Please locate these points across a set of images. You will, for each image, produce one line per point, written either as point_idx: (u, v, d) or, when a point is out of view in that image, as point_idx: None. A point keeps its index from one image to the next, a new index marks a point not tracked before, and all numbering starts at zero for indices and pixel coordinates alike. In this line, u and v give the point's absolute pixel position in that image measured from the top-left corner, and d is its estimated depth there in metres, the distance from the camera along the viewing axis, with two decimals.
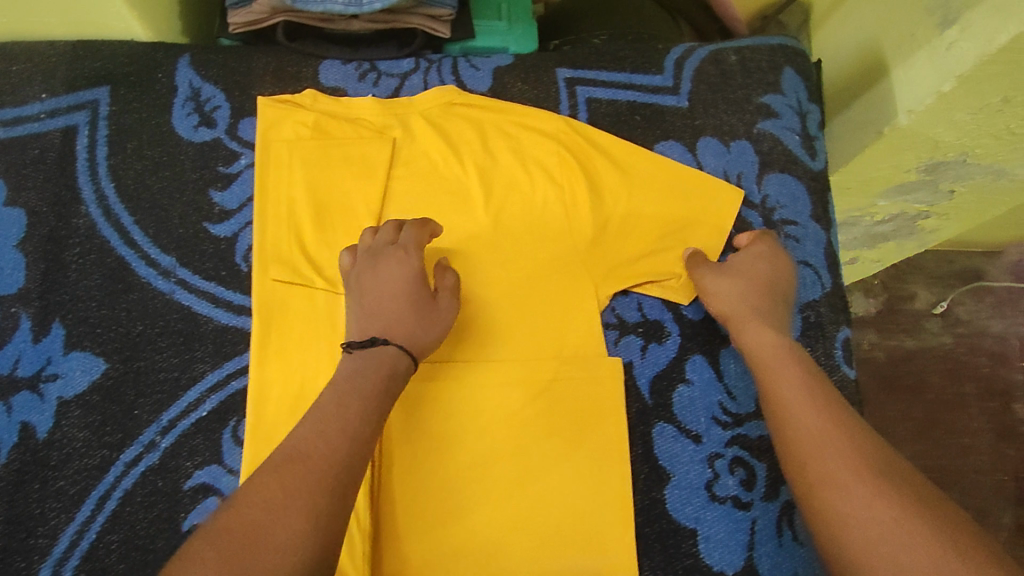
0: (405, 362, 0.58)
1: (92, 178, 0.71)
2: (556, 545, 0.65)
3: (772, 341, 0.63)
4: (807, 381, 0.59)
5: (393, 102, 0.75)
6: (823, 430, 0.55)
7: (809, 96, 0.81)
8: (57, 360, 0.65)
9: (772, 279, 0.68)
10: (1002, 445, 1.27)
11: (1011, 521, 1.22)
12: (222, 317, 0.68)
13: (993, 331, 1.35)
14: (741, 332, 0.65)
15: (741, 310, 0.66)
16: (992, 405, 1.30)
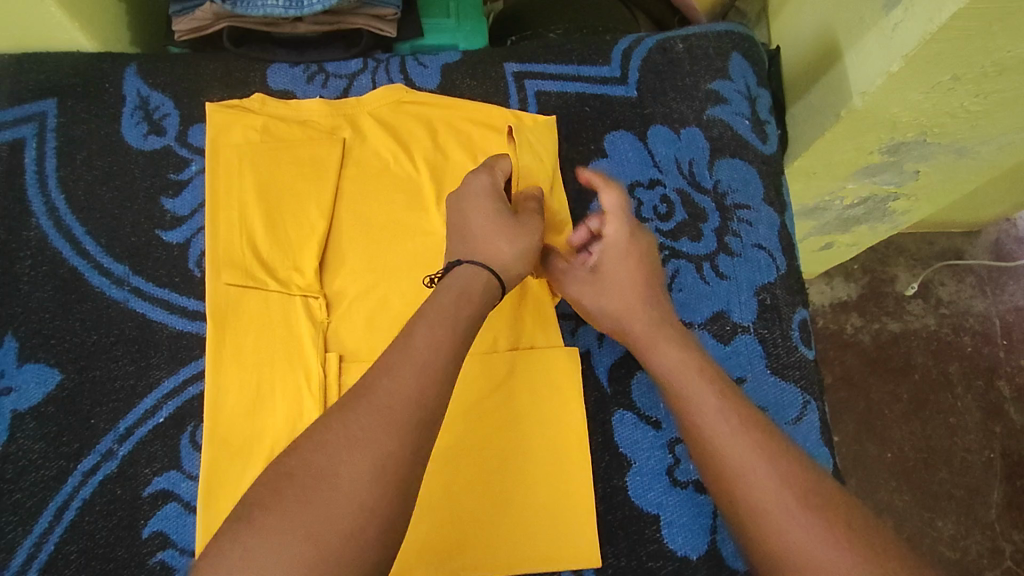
0: (481, 281, 0.57)
1: (42, 191, 0.71)
2: (533, 535, 0.63)
3: (683, 359, 0.60)
4: (734, 400, 0.56)
5: (341, 102, 0.75)
6: (757, 457, 0.52)
7: (757, 81, 0.82)
8: (11, 373, 0.65)
9: (646, 279, 0.65)
10: (989, 423, 1.28)
11: (1000, 498, 1.23)
12: (177, 323, 0.68)
13: (975, 311, 1.36)
14: (655, 353, 0.62)
15: (646, 330, 0.63)
16: (977, 384, 1.31)
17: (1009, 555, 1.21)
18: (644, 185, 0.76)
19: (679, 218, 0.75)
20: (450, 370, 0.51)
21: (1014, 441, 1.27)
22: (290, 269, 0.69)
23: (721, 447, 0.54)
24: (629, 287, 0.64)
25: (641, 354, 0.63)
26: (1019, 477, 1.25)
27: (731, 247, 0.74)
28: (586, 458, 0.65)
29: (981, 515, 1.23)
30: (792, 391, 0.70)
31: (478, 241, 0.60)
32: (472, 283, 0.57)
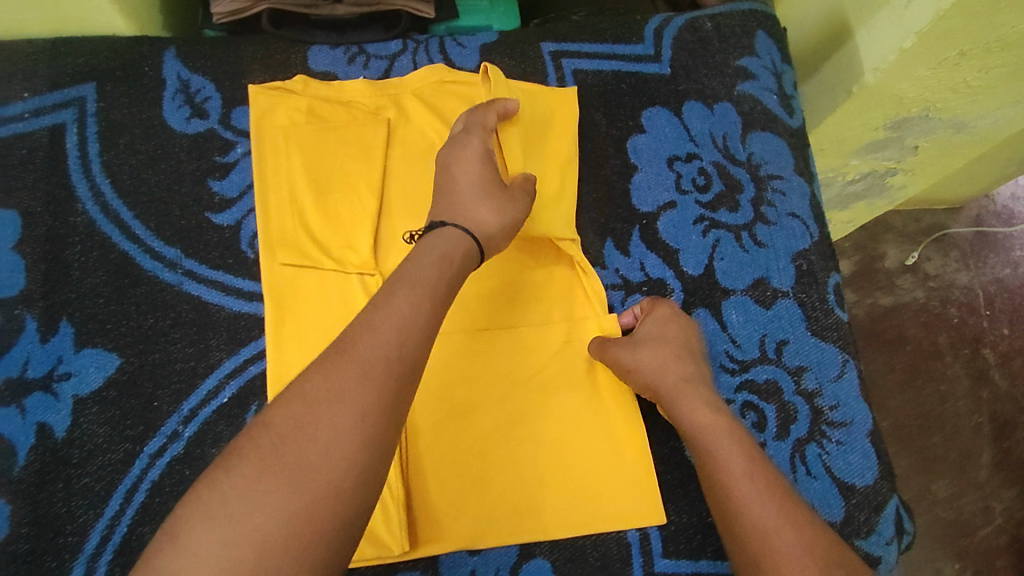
0: (463, 247, 0.60)
1: (87, 175, 0.70)
2: (586, 501, 0.65)
3: (713, 419, 0.62)
4: (761, 465, 0.59)
5: (384, 82, 0.76)
6: (781, 522, 0.55)
7: (782, 57, 0.84)
8: (68, 358, 0.64)
9: (679, 340, 0.67)
10: (978, 389, 1.34)
11: (989, 459, 1.29)
12: (233, 305, 0.68)
13: (960, 284, 1.42)
14: (687, 411, 0.63)
15: (678, 384, 0.64)
16: (965, 353, 1.37)
17: (1000, 513, 1.27)
18: (682, 159, 0.78)
19: (717, 189, 0.78)
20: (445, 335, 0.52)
21: (1000, 405, 1.33)
22: (344, 247, 0.70)
23: (746, 508, 0.56)
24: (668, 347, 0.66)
25: (672, 410, 0.64)
26: (1007, 438, 1.31)
27: (767, 217, 0.77)
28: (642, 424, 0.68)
29: (973, 475, 1.28)
30: (831, 351, 0.73)
31: (462, 204, 0.63)
32: (456, 247, 0.60)
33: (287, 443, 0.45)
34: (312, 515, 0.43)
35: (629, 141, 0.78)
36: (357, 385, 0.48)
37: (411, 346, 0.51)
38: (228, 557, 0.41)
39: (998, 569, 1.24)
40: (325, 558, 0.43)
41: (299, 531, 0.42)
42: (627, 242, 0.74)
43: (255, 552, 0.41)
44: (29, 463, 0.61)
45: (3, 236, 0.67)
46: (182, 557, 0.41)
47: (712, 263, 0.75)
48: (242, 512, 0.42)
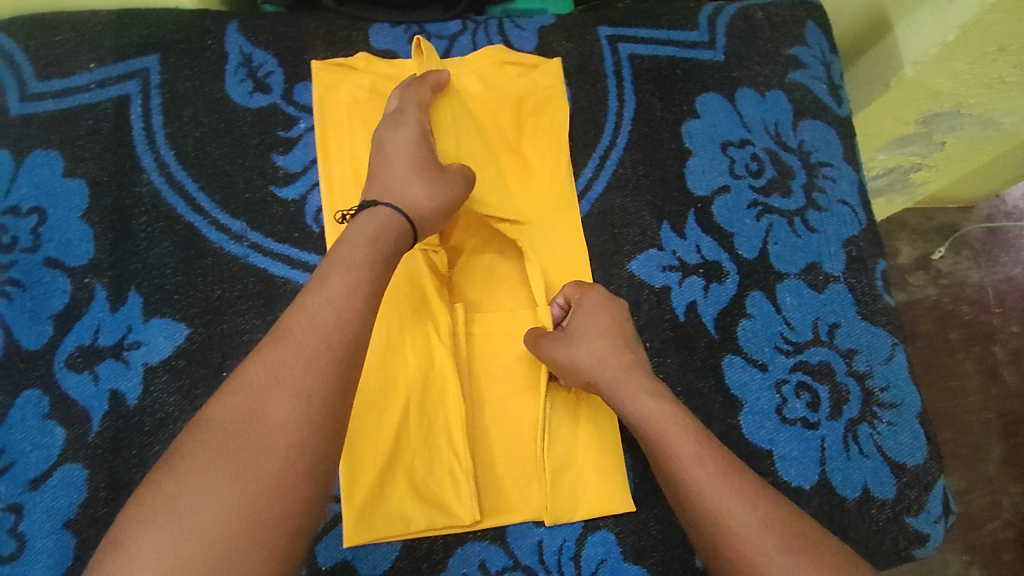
0: (394, 225, 0.60)
1: (151, 147, 0.70)
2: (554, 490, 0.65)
3: (654, 408, 0.58)
4: (710, 446, 0.56)
5: (445, 62, 0.77)
6: (733, 501, 0.52)
7: (831, 47, 0.85)
8: (138, 327, 0.65)
9: (614, 327, 0.65)
10: (988, 385, 1.23)
11: (1000, 453, 1.19)
12: (300, 278, 0.69)
13: (972, 282, 1.29)
14: (631, 402, 0.60)
15: (615, 376, 0.61)
16: (974, 349, 1.25)
17: (1006, 507, 1.17)
18: (735, 144, 0.79)
19: (770, 175, 0.79)
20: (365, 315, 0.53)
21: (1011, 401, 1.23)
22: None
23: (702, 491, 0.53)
24: (608, 333, 0.64)
25: (618, 402, 0.61)
26: (1015, 435, 1.21)
27: (818, 203, 0.79)
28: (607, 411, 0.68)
29: (982, 471, 1.19)
30: (881, 334, 0.74)
31: (393, 184, 0.63)
32: (387, 225, 0.60)
33: (232, 439, 0.46)
34: (260, 498, 0.45)
35: (684, 126, 0.79)
36: (298, 370, 0.49)
37: (350, 328, 0.52)
38: (182, 554, 0.42)
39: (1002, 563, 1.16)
40: (286, 542, 0.45)
41: (250, 523, 0.44)
42: (683, 225, 0.76)
43: (209, 549, 0.43)
44: (104, 429, 0.62)
45: (71, 205, 0.67)
46: (137, 560, 0.42)
47: (765, 247, 0.76)
48: (193, 510, 0.44)
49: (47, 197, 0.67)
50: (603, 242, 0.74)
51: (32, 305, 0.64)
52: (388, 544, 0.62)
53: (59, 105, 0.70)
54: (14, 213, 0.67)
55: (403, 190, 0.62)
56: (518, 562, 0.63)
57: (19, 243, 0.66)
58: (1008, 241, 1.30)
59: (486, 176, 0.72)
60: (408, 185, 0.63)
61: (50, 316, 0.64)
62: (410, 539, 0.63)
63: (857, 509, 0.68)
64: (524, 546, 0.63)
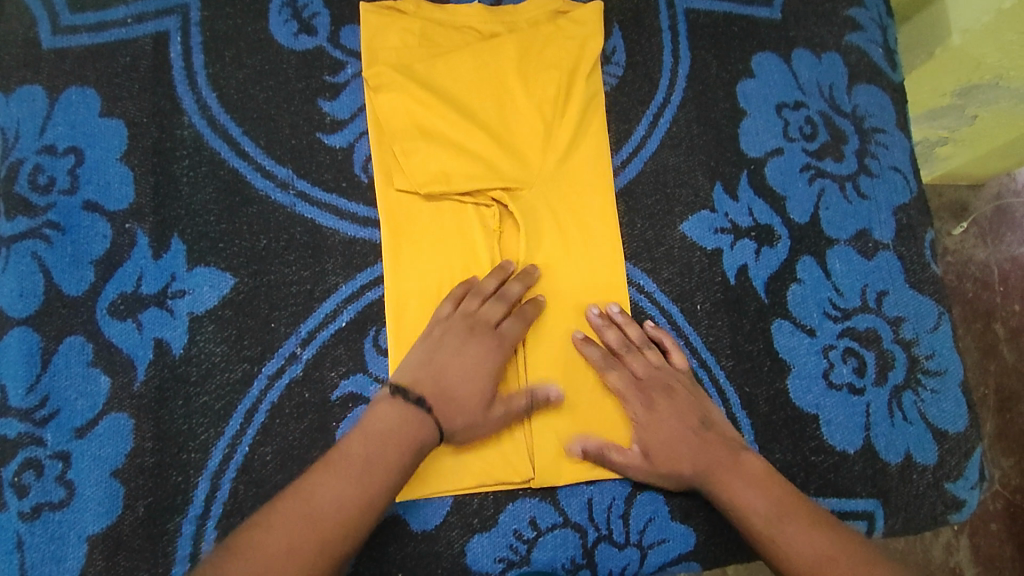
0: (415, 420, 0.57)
1: (192, 88, 0.68)
2: (587, 447, 0.64)
3: (752, 500, 0.58)
4: (786, 519, 0.57)
5: (498, 9, 0.74)
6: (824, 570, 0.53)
7: (888, 11, 0.83)
8: (182, 276, 0.63)
9: (683, 413, 0.63)
10: (985, 361, 1.06)
11: (992, 431, 1.04)
12: (348, 229, 0.67)
13: (977, 260, 1.10)
14: (728, 493, 0.59)
15: (707, 472, 0.60)
16: (972, 325, 1.08)
17: (997, 479, 1.02)
18: (790, 107, 0.78)
19: (824, 139, 0.77)
20: (403, 423, 0.57)
21: (1013, 378, 1.05)
22: (431, 180, 0.67)
23: (793, 557, 0.55)
24: (675, 424, 0.62)
25: (702, 488, 0.61)
26: (1011, 410, 1.04)
27: (870, 169, 0.77)
28: None
29: None
30: (928, 303, 0.74)
31: (441, 380, 0.59)
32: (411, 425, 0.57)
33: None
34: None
35: (739, 86, 0.77)
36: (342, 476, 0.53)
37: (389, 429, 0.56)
38: None
39: (990, 534, 1.00)
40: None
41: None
42: (736, 187, 0.74)
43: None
44: (149, 378, 0.60)
45: (110, 146, 0.65)
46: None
47: (817, 212, 0.75)
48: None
49: (84, 137, 0.65)
50: (654, 203, 0.73)
51: (72, 250, 0.62)
52: (439, 499, 0.62)
53: (95, 40, 0.68)
54: (51, 152, 0.65)
55: (463, 394, 0.60)
56: (568, 519, 0.63)
57: (56, 183, 0.64)
58: (1018, 219, 1.12)
59: (482, 141, 0.69)
60: (476, 381, 0.60)
61: (91, 262, 0.62)
62: (461, 496, 0.62)
63: (899, 474, 0.69)
64: (574, 503, 0.63)
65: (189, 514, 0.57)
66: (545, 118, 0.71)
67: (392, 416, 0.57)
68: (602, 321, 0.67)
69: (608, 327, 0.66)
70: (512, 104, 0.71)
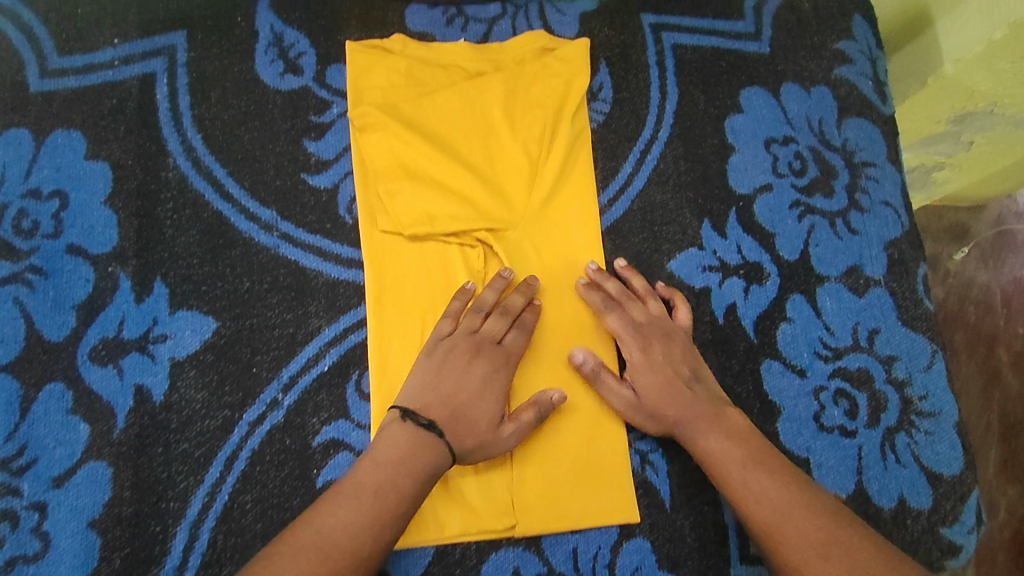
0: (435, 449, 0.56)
1: (177, 130, 0.68)
2: (571, 495, 0.63)
3: (722, 448, 0.59)
4: (756, 466, 0.57)
5: (485, 47, 0.74)
6: (785, 520, 0.53)
7: (877, 43, 0.83)
8: (164, 320, 0.62)
9: (677, 365, 0.64)
10: (989, 384, 1.04)
11: (998, 458, 1.01)
12: (332, 271, 0.66)
13: (978, 283, 1.08)
14: (696, 441, 0.60)
15: (686, 418, 0.61)
16: (974, 350, 1.06)
17: (1002, 508, 1.00)
18: (779, 142, 0.77)
19: (813, 174, 0.77)
20: (420, 446, 0.56)
21: (1017, 406, 1.03)
22: (414, 221, 0.67)
23: (753, 505, 0.55)
24: (666, 370, 0.63)
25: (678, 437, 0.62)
26: (1017, 438, 1.02)
27: (861, 204, 0.76)
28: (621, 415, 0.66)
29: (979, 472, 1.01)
30: (921, 341, 0.72)
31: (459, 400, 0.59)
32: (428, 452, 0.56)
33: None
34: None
35: (727, 121, 0.77)
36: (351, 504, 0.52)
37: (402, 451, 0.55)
38: None
39: (998, 566, 0.98)
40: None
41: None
42: (724, 224, 0.74)
43: None
44: (129, 426, 0.59)
45: (95, 189, 0.65)
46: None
47: (807, 249, 0.74)
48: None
49: (69, 180, 0.65)
50: (641, 241, 0.72)
51: (54, 295, 0.62)
52: (421, 549, 0.61)
53: (83, 82, 0.68)
54: (36, 196, 0.65)
55: (476, 413, 0.59)
56: (553, 569, 0.62)
57: (40, 227, 0.64)
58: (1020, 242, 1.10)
59: (468, 179, 0.68)
60: (486, 399, 0.60)
61: (73, 307, 0.62)
62: (443, 545, 0.62)
63: (893, 520, 0.67)
64: (559, 552, 0.62)
65: (167, 566, 0.57)
66: (530, 156, 0.70)
67: (402, 439, 0.56)
68: (599, 275, 0.67)
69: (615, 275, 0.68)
70: (499, 142, 0.71)
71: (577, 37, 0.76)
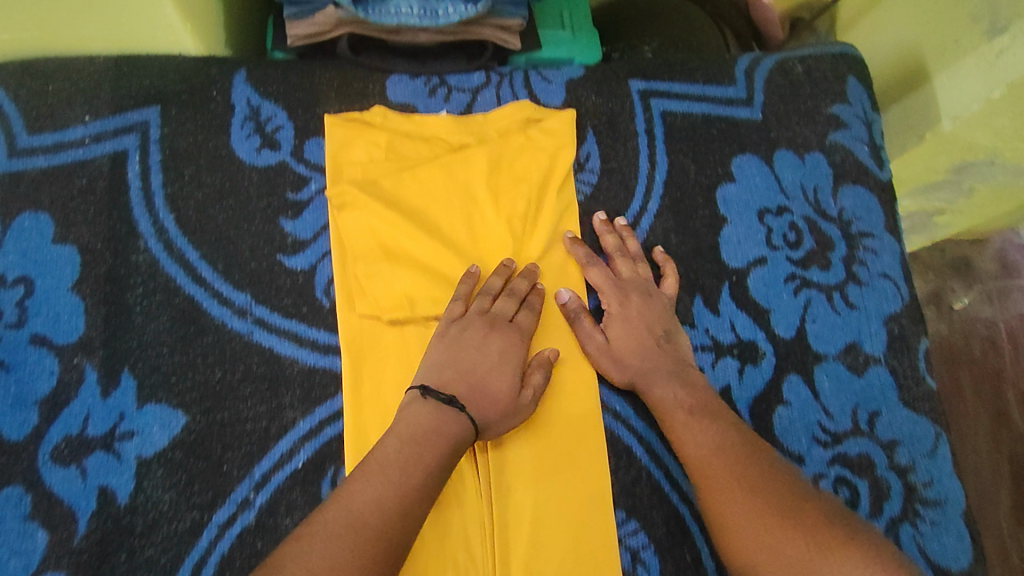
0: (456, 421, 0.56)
1: (149, 210, 0.66)
2: None
3: (675, 397, 0.62)
4: (702, 416, 0.60)
5: (468, 119, 0.72)
6: (708, 454, 0.57)
7: (873, 105, 0.81)
8: (131, 415, 0.60)
9: (654, 324, 0.65)
10: (997, 424, 1.01)
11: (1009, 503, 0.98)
12: (307, 358, 0.64)
13: (983, 319, 1.05)
14: (648, 388, 0.63)
15: (649, 368, 0.64)
16: (981, 389, 1.03)
17: None
18: (773, 212, 0.75)
19: (809, 246, 0.74)
20: (442, 427, 0.55)
21: None
22: (394, 305, 0.64)
23: (685, 443, 0.59)
24: (641, 327, 0.65)
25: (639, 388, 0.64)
26: None
27: (858, 276, 0.74)
28: (609, 510, 0.63)
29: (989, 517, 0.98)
30: (924, 423, 0.70)
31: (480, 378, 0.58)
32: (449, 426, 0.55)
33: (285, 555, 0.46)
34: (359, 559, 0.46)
35: (719, 190, 0.75)
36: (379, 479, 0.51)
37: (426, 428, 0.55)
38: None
39: None
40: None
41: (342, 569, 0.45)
42: (717, 300, 0.71)
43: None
44: (91, 531, 0.57)
45: (62, 274, 0.63)
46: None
47: (803, 326, 0.71)
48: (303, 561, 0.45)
49: (36, 265, 0.63)
50: None
51: (16, 389, 0.60)
52: None
53: (51, 161, 0.66)
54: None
55: (494, 386, 0.59)
56: None
57: (4, 317, 0.61)
58: None
59: (451, 260, 0.66)
60: (502, 373, 0.59)
61: (35, 402, 0.59)
62: None
63: None
64: None
65: None
66: (515, 235, 0.68)
67: (422, 422, 0.55)
68: (605, 227, 0.70)
69: (609, 232, 0.70)
70: (482, 219, 0.68)
71: (563, 107, 0.74)
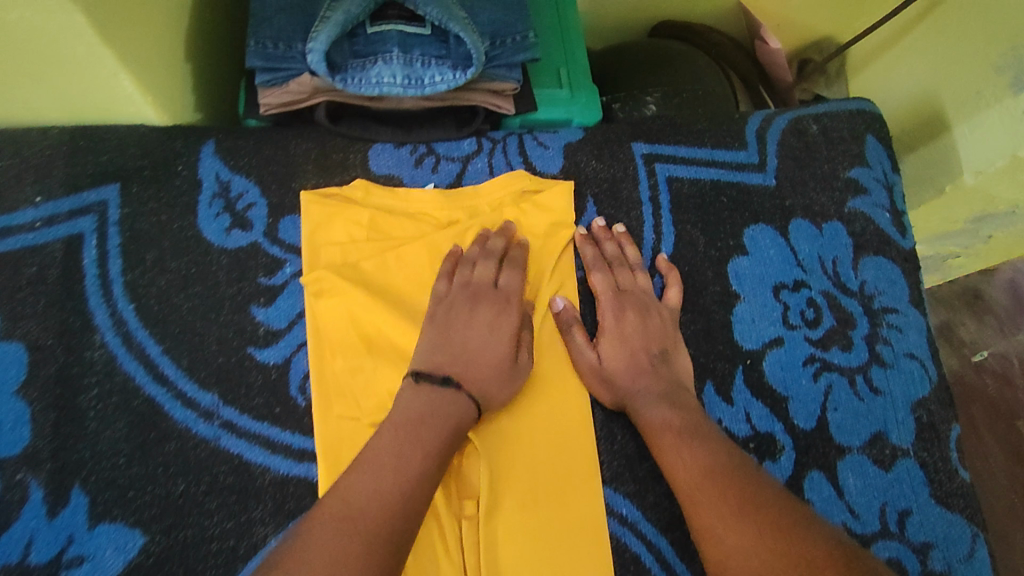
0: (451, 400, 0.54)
1: (106, 300, 0.60)
2: None
3: (665, 419, 0.57)
4: (692, 436, 0.55)
5: (459, 193, 0.66)
6: (697, 478, 0.52)
7: (893, 166, 0.75)
8: (81, 538, 0.53)
9: (649, 341, 0.62)
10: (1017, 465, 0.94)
11: None
12: (280, 466, 0.57)
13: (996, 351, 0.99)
14: (639, 410, 0.59)
15: (641, 389, 0.60)
16: (997, 424, 0.96)
17: None
18: (789, 288, 0.69)
19: (828, 324, 0.68)
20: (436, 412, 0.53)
21: None
22: (377, 405, 0.58)
23: (673, 467, 0.54)
24: (634, 345, 0.62)
25: (627, 408, 0.60)
26: None
27: (883, 357, 0.68)
28: None
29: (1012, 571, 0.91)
30: (958, 524, 0.64)
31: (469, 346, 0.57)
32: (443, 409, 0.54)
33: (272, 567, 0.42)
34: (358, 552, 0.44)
35: (730, 264, 0.69)
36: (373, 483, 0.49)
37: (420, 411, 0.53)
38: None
39: None
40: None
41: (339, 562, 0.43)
42: (730, 388, 0.65)
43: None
44: None
45: (7, 376, 0.57)
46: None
47: (825, 414, 0.65)
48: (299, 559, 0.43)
49: None
50: None
51: None
52: None
53: None
54: None
55: (485, 357, 0.57)
56: None
57: None
58: None
59: None
60: (495, 343, 0.58)
61: None
62: None
63: None
64: None
65: None
66: None
67: (415, 460, 0.50)
68: (604, 233, 0.67)
69: (609, 239, 0.67)
70: None
71: (562, 176, 0.69)
